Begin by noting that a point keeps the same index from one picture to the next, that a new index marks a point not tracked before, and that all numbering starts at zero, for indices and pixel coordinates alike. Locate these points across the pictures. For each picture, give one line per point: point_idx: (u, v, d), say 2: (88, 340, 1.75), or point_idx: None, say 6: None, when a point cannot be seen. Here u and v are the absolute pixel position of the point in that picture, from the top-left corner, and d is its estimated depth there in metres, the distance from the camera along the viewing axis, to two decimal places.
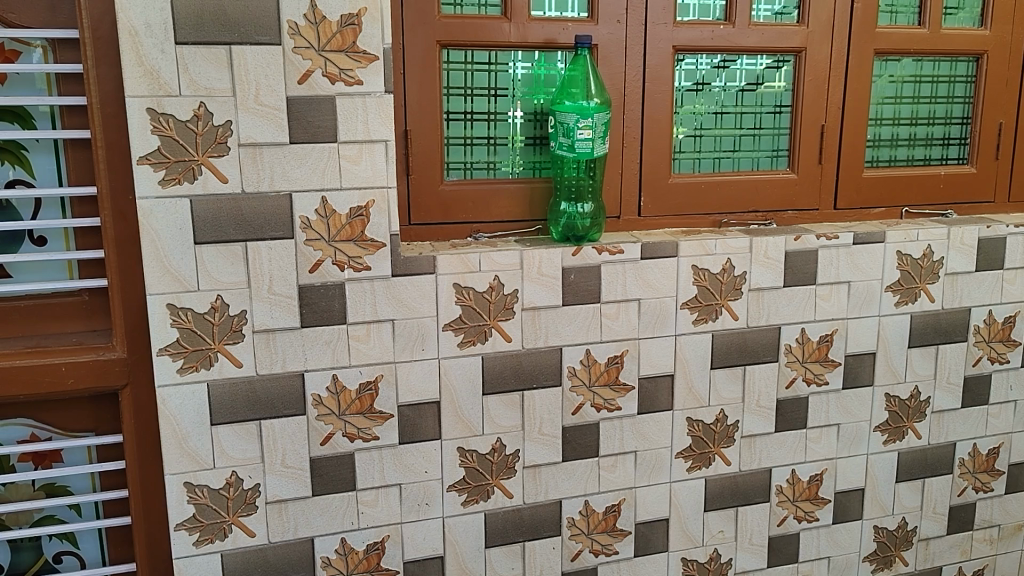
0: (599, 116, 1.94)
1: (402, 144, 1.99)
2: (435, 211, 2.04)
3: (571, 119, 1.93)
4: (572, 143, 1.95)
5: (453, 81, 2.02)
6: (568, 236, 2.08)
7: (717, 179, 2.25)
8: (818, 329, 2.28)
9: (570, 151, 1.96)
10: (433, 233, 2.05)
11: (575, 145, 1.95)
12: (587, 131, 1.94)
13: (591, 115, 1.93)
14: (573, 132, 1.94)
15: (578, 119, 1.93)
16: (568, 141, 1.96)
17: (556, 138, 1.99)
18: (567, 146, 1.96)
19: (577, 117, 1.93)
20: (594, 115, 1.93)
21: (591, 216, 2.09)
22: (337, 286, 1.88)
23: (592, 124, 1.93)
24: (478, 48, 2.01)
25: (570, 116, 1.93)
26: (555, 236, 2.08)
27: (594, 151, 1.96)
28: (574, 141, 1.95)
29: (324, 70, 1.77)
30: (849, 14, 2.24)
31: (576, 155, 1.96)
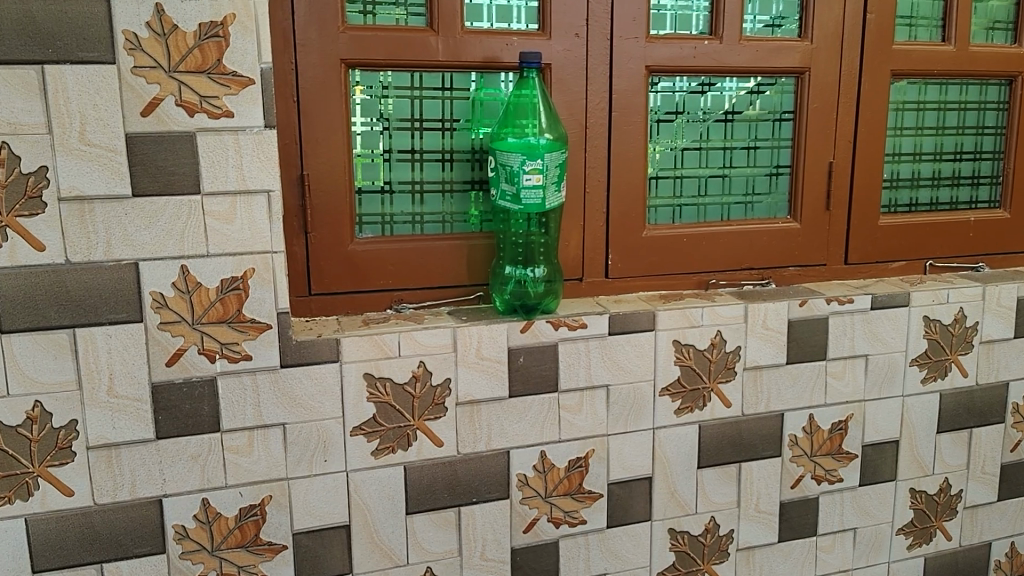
0: (550, 156, 1.50)
1: (297, 193, 1.53)
2: (345, 278, 1.59)
3: (514, 161, 1.49)
4: (517, 191, 1.51)
5: (364, 111, 1.58)
6: (516, 307, 1.62)
7: (703, 230, 1.81)
8: (829, 414, 1.84)
9: (514, 202, 1.51)
10: (342, 307, 1.59)
11: (520, 195, 1.50)
12: (536, 177, 1.49)
13: (540, 156, 1.48)
14: (517, 178, 1.50)
15: (523, 160, 1.48)
16: (511, 190, 1.51)
17: (497, 185, 1.54)
18: (511, 196, 1.51)
19: (522, 159, 1.48)
20: (544, 156, 1.49)
21: (544, 284, 1.63)
22: (205, 382, 1.42)
23: (541, 168, 1.49)
24: (395, 68, 1.56)
25: (513, 158, 1.49)
26: (498, 308, 1.63)
27: (545, 202, 1.52)
28: (518, 190, 1.50)
29: (178, 96, 1.33)
30: (859, 28, 1.84)
31: (522, 207, 1.51)
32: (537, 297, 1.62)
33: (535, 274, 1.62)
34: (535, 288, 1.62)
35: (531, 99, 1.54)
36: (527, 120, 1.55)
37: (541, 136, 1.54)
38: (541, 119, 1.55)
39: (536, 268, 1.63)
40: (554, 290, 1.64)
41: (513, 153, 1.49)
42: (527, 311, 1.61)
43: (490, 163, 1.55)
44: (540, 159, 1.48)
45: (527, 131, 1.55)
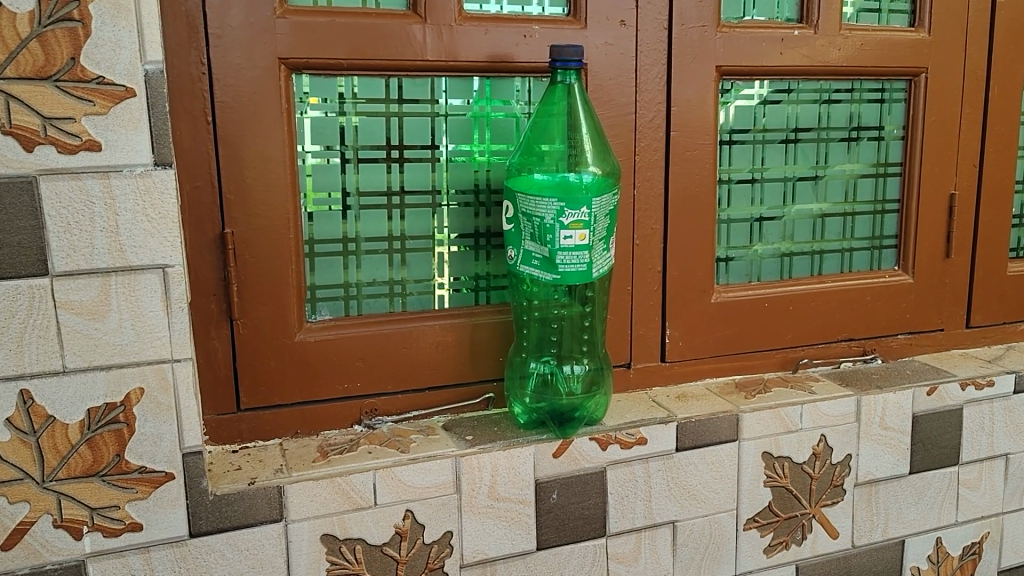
0: (600, 202, 1.00)
1: (217, 259, 1.02)
2: (292, 383, 1.07)
3: (547, 210, 0.99)
4: (550, 255, 1.00)
5: (317, 136, 1.07)
6: (544, 420, 1.12)
7: (793, 291, 1.32)
8: (960, 536, 1.37)
9: (546, 271, 1.01)
10: (289, 425, 1.08)
11: (556, 261, 1.00)
12: (580, 234, 0.99)
13: (585, 203, 0.99)
14: (551, 236, 0.99)
15: (561, 210, 0.98)
16: (542, 253, 1.01)
17: (519, 244, 1.04)
18: (541, 261, 1.01)
19: (560, 206, 0.98)
20: (591, 202, 0.99)
21: (582, 385, 1.12)
22: (67, 570, 0.90)
23: (586, 220, 0.99)
24: (362, 72, 1.05)
25: (545, 205, 0.99)
26: (519, 419, 1.12)
27: (591, 270, 1.02)
28: (553, 253, 1.00)
29: (7, 118, 0.81)
30: (988, 14, 1.36)
31: (558, 278, 1.01)
32: (573, 404, 1.11)
33: (569, 372, 1.12)
34: (570, 392, 1.11)
35: (566, 116, 1.03)
36: (560, 147, 1.05)
37: (583, 171, 1.04)
38: (583, 146, 1.04)
39: (571, 363, 1.12)
40: (597, 392, 1.13)
41: (545, 199, 0.99)
42: (561, 427, 1.10)
43: (507, 210, 1.05)
44: (585, 207, 0.98)
45: (559, 162, 1.05)
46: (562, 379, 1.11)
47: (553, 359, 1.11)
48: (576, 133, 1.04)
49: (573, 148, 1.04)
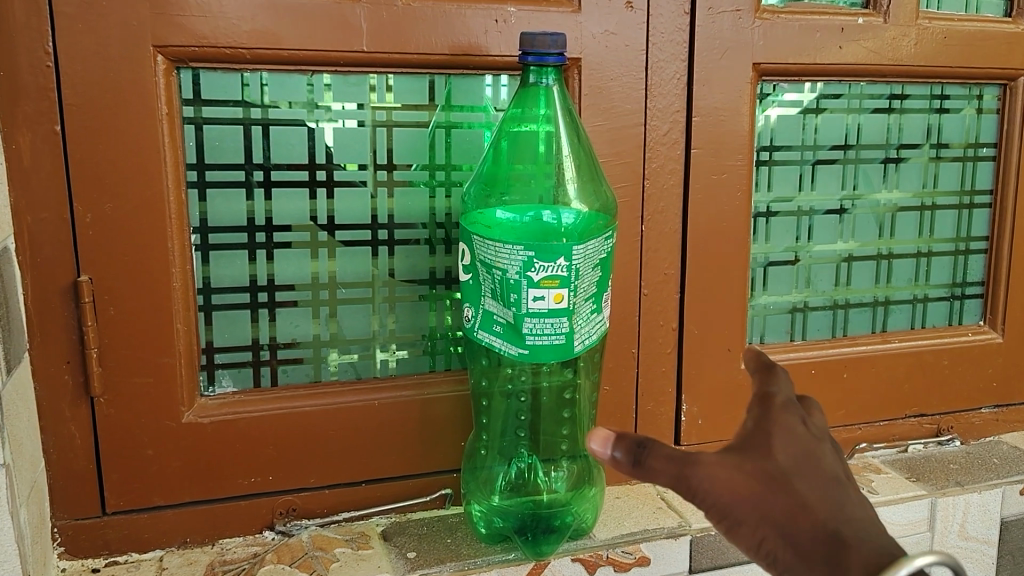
0: (586, 250, 0.73)
1: (72, 316, 0.76)
2: (178, 478, 0.81)
3: (511, 261, 0.72)
4: (516, 322, 0.73)
5: (212, 151, 0.80)
6: (510, 533, 0.84)
7: (848, 354, 1.03)
8: None
9: (510, 343, 0.74)
10: (174, 533, 0.82)
11: (523, 330, 0.73)
12: (555, 294, 0.72)
13: (564, 252, 0.71)
14: (516, 295, 0.72)
15: (529, 261, 0.71)
16: (505, 318, 0.74)
17: (476, 303, 0.76)
18: (504, 329, 0.74)
19: (528, 257, 0.71)
20: (572, 251, 0.71)
21: (564, 482, 0.85)
22: None
23: (565, 274, 0.72)
24: (273, 67, 0.79)
25: (509, 254, 0.72)
26: (478, 529, 0.85)
27: (572, 342, 0.74)
28: (519, 319, 0.73)
29: None
30: None
31: (526, 354, 0.73)
32: (552, 509, 0.84)
33: (545, 467, 0.84)
34: (547, 493, 0.84)
35: (543, 134, 0.78)
36: (535, 173, 0.79)
37: (565, 206, 0.78)
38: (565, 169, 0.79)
39: (549, 455, 0.84)
40: (584, 490, 0.86)
41: (508, 245, 0.71)
42: (536, 542, 0.82)
43: (462, 257, 0.78)
44: (563, 258, 0.71)
45: (535, 193, 0.79)
46: (537, 476, 0.84)
47: (525, 449, 0.84)
48: (556, 157, 0.79)
49: (550, 175, 0.79)
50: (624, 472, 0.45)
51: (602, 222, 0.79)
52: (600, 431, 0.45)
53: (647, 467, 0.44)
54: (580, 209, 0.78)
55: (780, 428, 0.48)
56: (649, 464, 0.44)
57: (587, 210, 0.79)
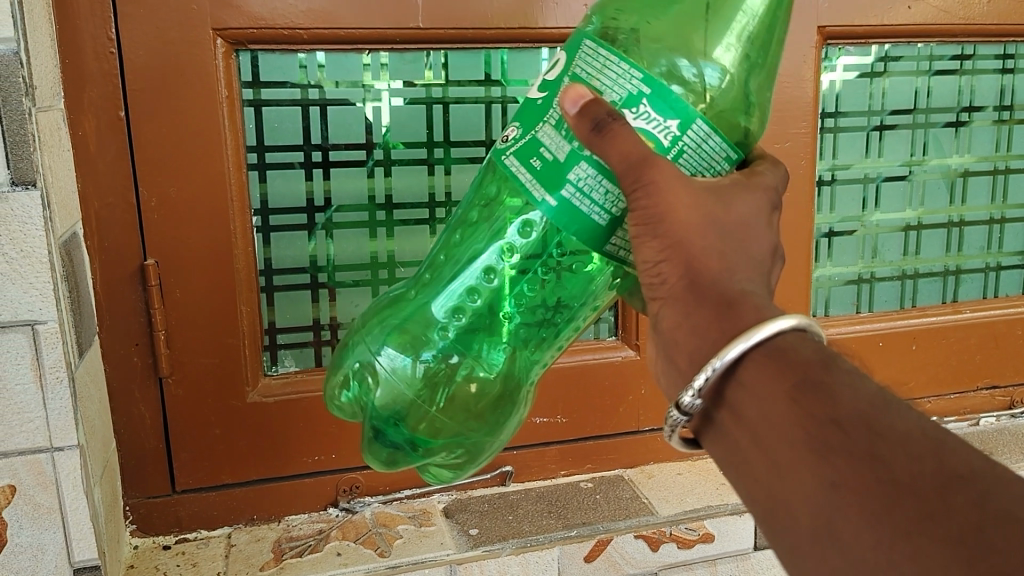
0: (709, 138, 0.46)
1: (139, 299, 0.77)
2: (245, 455, 0.83)
3: (615, 85, 0.46)
4: (562, 167, 0.47)
5: (271, 133, 0.80)
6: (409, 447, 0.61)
7: (917, 326, 1.00)
8: None
9: (541, 186, 0.48)
10: (241, 510, 0.84)
11: (569, 175, 0.47)
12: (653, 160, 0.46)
13: (689, 115, 0.45)
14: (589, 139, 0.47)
15: (637, 98, 0.46)
16: (555, 153, 0.47)
17: (528, 126, 0.49)
18: (544, 167, 0.48)
19: (637, 90, 0.46)
20: (692, 126, 0.46)
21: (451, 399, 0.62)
22: None
23: (665, 143, 0.46)
24: (330, 47, 0.78)
25: (616, 75, 0.46)
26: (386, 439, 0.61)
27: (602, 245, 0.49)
28: (571, 160, 0.47)
29: None
30: None
31: (550, 207, 0.47)
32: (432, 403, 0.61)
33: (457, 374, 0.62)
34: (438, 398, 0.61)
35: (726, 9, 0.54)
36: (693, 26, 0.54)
37: (702, 55, 0.53)
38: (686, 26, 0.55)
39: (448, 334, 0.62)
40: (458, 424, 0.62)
41: (621, 62, 0.46)
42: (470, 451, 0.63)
43: (547, 70, 0.50)
44: (678, 122, 0.45)
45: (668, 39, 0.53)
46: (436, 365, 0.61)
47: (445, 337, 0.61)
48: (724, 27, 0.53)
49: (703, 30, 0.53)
50: (579, 135, 0.45)
51: (736, 119, 0.53)
52: (572, 91, 0.46)
53: (609, 135, 0.44)
54: (726, 70, 0.53)
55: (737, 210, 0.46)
56: (611, 133, 0.44)
57: (734, 80, 0.53)
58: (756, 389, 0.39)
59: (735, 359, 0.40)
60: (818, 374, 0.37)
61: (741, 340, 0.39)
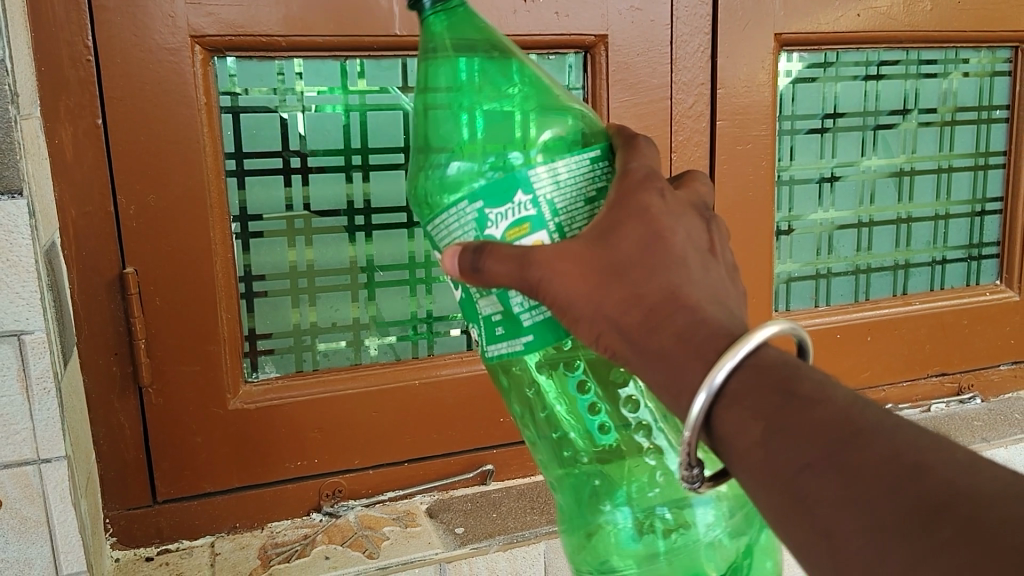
0: (558, 172, 0.47)
1: (118, 307, 0.76)
2: (227, 462, 0.83)
3: (462, 230, 0.46)
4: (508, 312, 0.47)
5: (249, 140, 0.80)
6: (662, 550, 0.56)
7: (873, 318, 1.05)
8: None
9: (510, 340, 0.47)
10: (224, 518, 0.83)
11: (517, 312, 0.47)
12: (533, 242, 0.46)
13: (522, 184, 0.45)
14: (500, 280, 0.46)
15: (483, 217, 0.46)
16: (494, 308, 0.47)
17: (471, 316, 0.50)
18: (500, 323, 0.48)
19: (477, 211, 0.46)
20: (536, 178, 0.46)
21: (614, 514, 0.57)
22: None
23: (537, 214, 0.46)
24: (308, 53, 0.79)
25: (456, 224, 0.46)
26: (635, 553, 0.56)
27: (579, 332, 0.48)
28: (504, 302, 0.47)
29: None
30: None
31: (537, 342, 0.47)
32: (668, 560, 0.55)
33: (647, 500, 0.57)
34: (632, 530, 0.57)
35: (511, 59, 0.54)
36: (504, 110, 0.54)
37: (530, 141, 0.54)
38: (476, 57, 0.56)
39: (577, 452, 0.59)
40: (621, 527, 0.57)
41: (450, 207, 0.47)
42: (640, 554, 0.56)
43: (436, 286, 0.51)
44: (525, 190, 0.45)
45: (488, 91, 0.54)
46: (630, 521, 0.57)
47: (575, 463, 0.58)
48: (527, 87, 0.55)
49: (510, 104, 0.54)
50: (479, 284, 0.45)
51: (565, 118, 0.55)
52: (449, 257, 0.45)
53: (492, 274, 0.44)
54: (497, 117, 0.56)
55: (629, 223, 0.45)
56: (492, 266, 0.44)
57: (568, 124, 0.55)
58: (744, 416, 0.38)
59: (713, 396, 0.40)
60: (790, 393, 0.38)
61: (725, 363, 0.39)
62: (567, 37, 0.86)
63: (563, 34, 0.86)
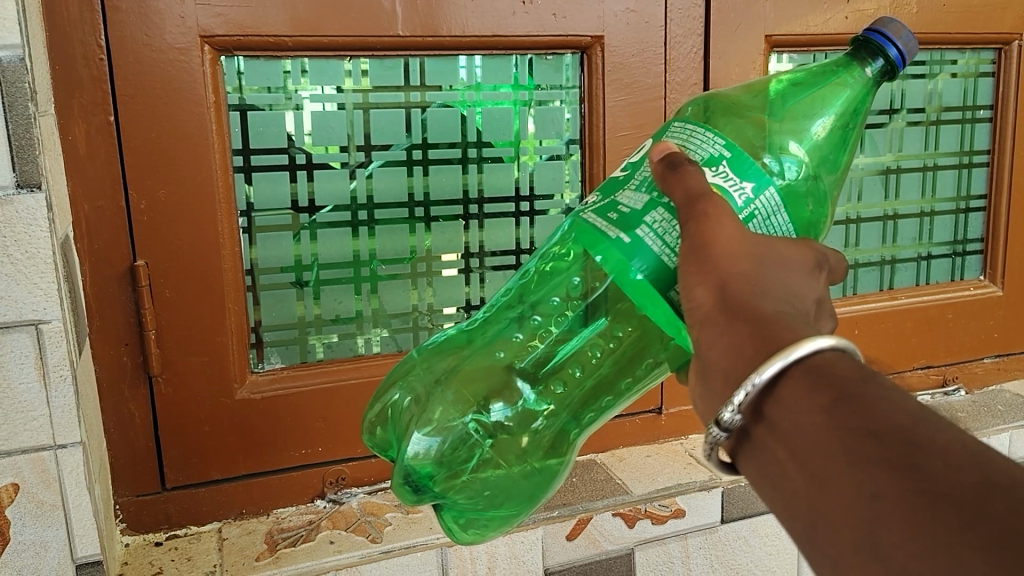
0: (776, 213, 0.51)
1: (129, 299, 0.79)
2: (234, 450, 0.85)
3: (699, 149, 0.51)
4: (636, 221, 0.50)
5: (257, 136, 0.83)
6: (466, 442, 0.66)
7: (860, 312, 1.08)
8: None
9: (617, 228, 0.51)
10: (230, 505, 0.86)
11: (646, 219, 0.50)
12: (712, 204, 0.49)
13: (760, 179, 0.50)
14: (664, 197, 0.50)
15: (718, 159, 0.50)
16: (632, 206, 0.51)
17: (611, 193, 0.54)
18: (619, 217, 0.51)
19: (720, 154, 0.50)
20: (766, 193, 0.50)
21: (457, 393, 0.67)
22: None
23: (739, 203, 0.49)
24: (313, 53, 0.81)
25: (701, 143, 0.51)
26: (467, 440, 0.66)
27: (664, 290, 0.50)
28: (649, 207, 0.51)
29: None
30: None
31: (625, 244, 0.50)
32: (450, 454, 0.65)
33: (492, 404, 0.67)
34: (456, 415, 0.66)
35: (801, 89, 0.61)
36: (768, 120, 0.60)
37: (782, 149, 0.58)
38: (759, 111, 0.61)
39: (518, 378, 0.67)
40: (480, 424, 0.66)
41: (708, 132, 0.51)
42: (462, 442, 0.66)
43: (633, 151, 0.55)
44: (755, 185, 0.50)
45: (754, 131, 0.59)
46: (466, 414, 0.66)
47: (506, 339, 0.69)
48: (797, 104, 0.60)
49: (778, 115, 0.60)
50: (658, 178, 0.50)
51: (806, 195, 0.58)
52: (663, 146, 0.51)
53: (683, 172, 0.48)
54: (801, 164, 0.58)
55: (787, 245, 0.47)
56: (686, 173, 0.48)
57: (809, 170, 0.58)
58: (796, 408, 0.38)
59: (767, 382, 0.40)
60: (854, 389, 0.37)
61: (783, 356, 0.39)
62: (565, 37, 0.88)
63: (561, 34, 0.88)
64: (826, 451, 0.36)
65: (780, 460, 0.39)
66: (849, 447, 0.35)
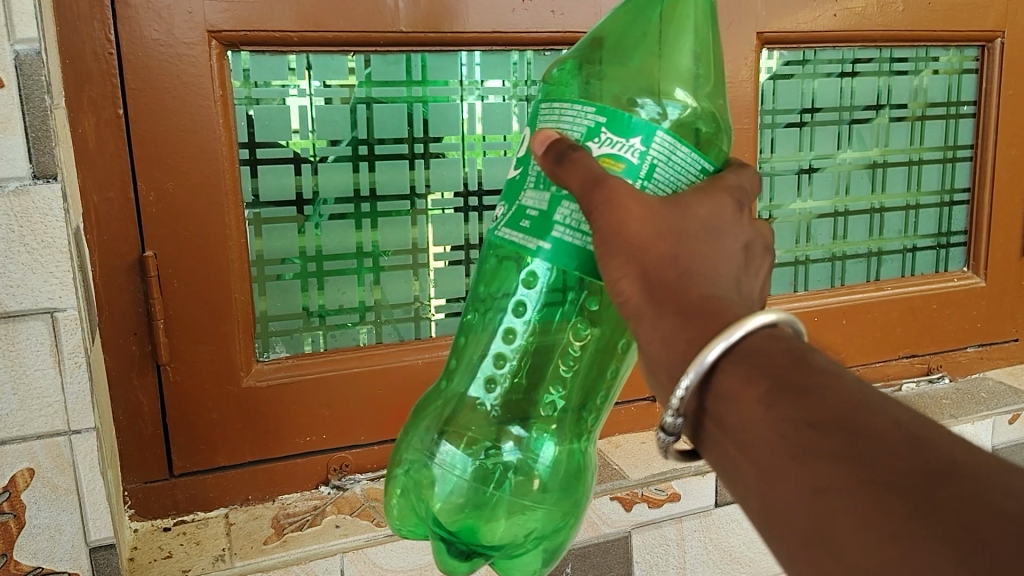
0: (676, 151, 0.49)
1: (137, 289, 0.80)
2: (239, 438, 0.87)
3: (575, 126, 0.50)
4: (546, 224, 0.50)
5: (262, 130, 0.84)
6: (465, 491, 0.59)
7: (848, 302, 1.11)
8: None
9: (533, 238, 0.50)
10: (236, 491, 0.87)
11: (556, 219, 0.49)
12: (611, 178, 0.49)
13: (643, 130, 0.49)
14: (559, 191, 0.50)
15: (597, 129, 0.49)
16: (540, 208, 0.50)
17: (513, 199, 0.53)
18: (532, 224, 0.50)
19: (596, 123, 0.50)
20: (657, 140, 0.49)
21: (437, 421, 0.61)
22: None
23: (634, 162, 0.49)
24: (318, 48, 0.83)
25: (573, 118, 0.50)
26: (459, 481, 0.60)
27: (599, 285, 0.50)
28: (554, 205, 0.50)
29: None
30: None
31: (546, 254, 0.49)
32: (474, 497, 0.60)
33: (501, 442, 0.61)
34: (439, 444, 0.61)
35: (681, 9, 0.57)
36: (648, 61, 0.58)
37: (665, 94, 0.57)
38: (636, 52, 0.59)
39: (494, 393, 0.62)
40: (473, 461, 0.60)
41: (576, 104, 0.51)
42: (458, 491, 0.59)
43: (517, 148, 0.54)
44: (643, 137, 0.49)
45: (637, 81, 0.58)
46: (471, 455, 0.60)
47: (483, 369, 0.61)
48: (677, 35, 0.57)
49: (651, 56, 0.58)
50: (549, 174, 0.49)
51: (700, 132, 0.57)
52: (542, 135, 0.50)
53: (569, 162, 0.47)
54: (688, 106, 0.57)
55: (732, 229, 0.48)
56: (575, 160, 0.47)
57: (696, 105, 0.57)
58: (738, 388, 0.39)
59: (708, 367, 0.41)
60: (790, 372, 0.38)
61: (721, 340, 0.40)
62: (563, 34, 0.91)
63: (558, 30, 0.90)
64: (772, 434, 0.37)
65: (731, 453, 0.40)
66: (791, 426, 0.37)
